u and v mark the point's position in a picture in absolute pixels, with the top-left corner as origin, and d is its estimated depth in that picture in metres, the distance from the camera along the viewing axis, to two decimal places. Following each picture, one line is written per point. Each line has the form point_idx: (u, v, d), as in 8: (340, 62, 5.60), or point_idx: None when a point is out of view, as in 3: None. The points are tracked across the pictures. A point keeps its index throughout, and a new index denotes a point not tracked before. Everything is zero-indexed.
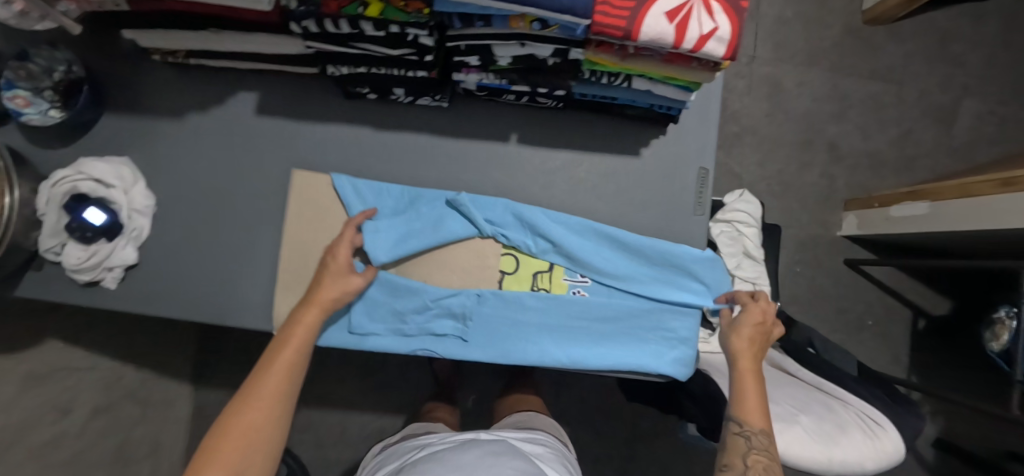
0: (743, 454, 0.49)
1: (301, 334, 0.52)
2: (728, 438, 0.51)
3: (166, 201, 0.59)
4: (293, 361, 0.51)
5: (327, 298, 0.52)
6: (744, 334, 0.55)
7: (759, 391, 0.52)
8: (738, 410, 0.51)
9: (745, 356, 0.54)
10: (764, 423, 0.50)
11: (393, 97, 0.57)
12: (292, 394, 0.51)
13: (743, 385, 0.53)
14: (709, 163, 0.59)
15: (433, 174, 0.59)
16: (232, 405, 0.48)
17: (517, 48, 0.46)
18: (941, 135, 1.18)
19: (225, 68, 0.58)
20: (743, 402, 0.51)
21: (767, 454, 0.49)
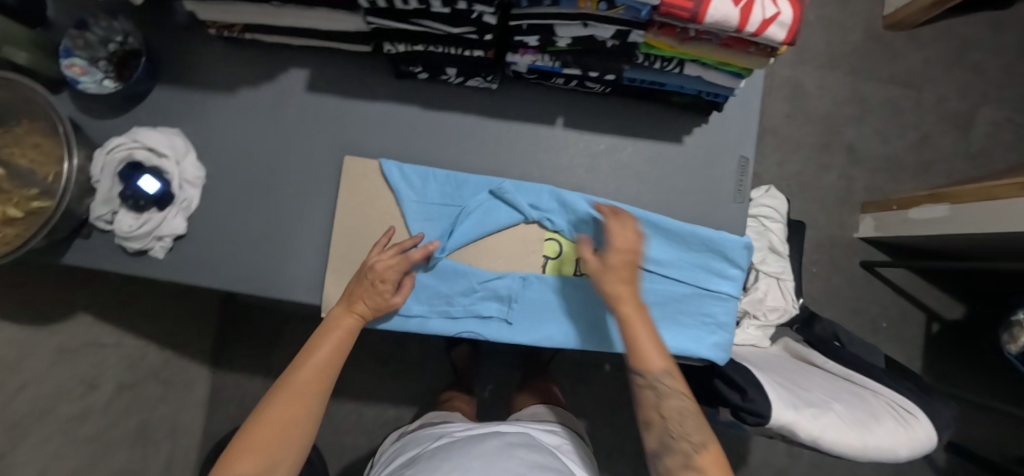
0: (656, 407, 0.52)
1: (337, 335, 0.53)
2: (640, 394, 0.53)
3: (214, 174, 0.60)
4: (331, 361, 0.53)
5: (365, 307, 0.52)
6: (606, 276, 0.51)
7: (645, 329, 0.51)
8: (635, 365, 0.51)
9: (626, 301, 0.51)
10: (665, 364, 0.51)
11: (444, 78, 0.58)
12: (324, 391, 0.52)
13: (630, 335, 0.51)
14: (749, 151, 0.61)
15: (480, 155, 0.60)
16: (269, 396, 0.50)
17: (580, 29, 0.46)
18: (957, 141, 1.21)
19: (279, 44, 0.59)
20: (637, 356, 0.51)
21: (675, 394, 0.51)
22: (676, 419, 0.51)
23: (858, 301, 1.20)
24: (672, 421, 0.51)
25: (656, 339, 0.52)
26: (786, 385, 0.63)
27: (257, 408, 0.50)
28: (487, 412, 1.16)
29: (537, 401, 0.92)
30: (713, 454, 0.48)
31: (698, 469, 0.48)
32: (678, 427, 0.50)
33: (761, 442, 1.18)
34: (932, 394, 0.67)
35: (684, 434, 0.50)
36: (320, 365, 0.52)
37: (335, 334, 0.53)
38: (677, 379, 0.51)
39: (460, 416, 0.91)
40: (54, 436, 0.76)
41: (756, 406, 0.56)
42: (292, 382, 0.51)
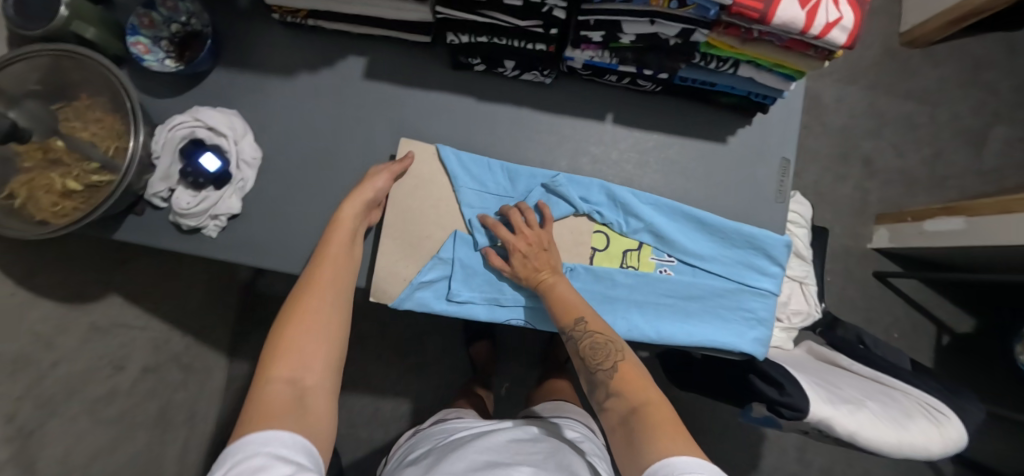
0: (576, 352, 0.52)
1: (339, 234, 0.51)
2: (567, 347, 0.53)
3: (270, 156, 0.61)
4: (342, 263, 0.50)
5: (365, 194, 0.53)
6: (519, 263, 0.54)
7: (562, 289, 0.54)
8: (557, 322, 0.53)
9: (533, 268, 0.54)
10: (579, 311, 0.52)
11: (501, 70, 0.60)
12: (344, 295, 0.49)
13: (550, 295, 0.53)
14: (791, 153, 0.63)
15: (532, 147, 0.62)
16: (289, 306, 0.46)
17: (646, 26, 0.48)
18: (970, 158, 1.25)
19: (340, 31, 0.61)
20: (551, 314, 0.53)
21: (589, 334, 0.51)
22: (589, 354, 0.50)
23: (871, 311, 1.22)
24: (588, 359, 0.50)
25: (574, 293, 0.54)
26: (819, 383, 0.65)
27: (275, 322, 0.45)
28: (503, 409, 1.16)
29: (550, 398, 0.89)
30: (630, 376, 0.48)
31: (617, 396, 0.47)
32: (593, 361, 0.50)
33: (774, 447, 1.19)
34: (959, 395, 0.69)
35: (599, 366, 0.50)
36: (335, 271, 0.49)
37: (339, 232, 0.51)
38: (590, 322, 0.52)
39: (474, 413, 0.89)
40: (81, 416, 0.75)
41: (794, 400, 0.57)
42: (309, 285, 0.48)
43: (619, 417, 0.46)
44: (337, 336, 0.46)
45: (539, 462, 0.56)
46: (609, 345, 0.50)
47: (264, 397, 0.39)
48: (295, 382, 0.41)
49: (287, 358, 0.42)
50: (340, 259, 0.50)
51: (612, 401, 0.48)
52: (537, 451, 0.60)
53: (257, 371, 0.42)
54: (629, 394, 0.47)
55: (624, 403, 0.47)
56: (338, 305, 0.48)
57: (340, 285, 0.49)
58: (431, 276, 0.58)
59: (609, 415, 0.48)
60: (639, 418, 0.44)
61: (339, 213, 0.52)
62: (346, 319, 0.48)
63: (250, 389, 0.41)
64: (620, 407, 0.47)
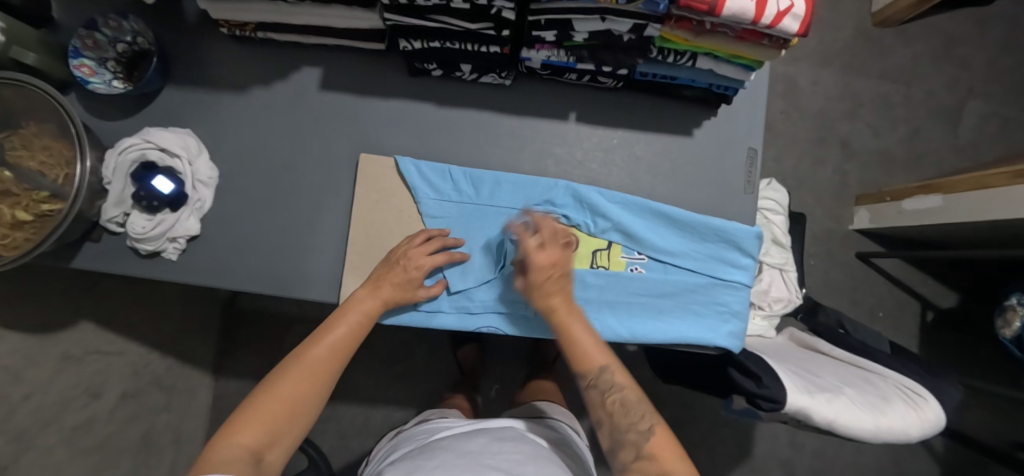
0: (602, 404, 0.49)
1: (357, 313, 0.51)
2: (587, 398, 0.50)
3: (227, 174, 0.60)
4: (347, 345, 0.49)
5: (391, 293, 0.53)
6: (540, 284, 0.52)
7: (576, 330, 0.51)
8: (578, 365, 0.50)
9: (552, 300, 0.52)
10: (601, 359, 0.49)
11: (458, 74, 0.59)
12: (335, 375, 0.47)
13: (565, 334, 0.51)
14: (757, 143, 0.62)
15: (496, 151, 0.61)
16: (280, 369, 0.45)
17: (597, 23, 0.47)
18: (947, 134, 1.25)
19: (292, 42, 0.59)
20: (576, 358, 0.50)
21: (618, 388, 0.48)
22: (620, 409, 0.47)
23: (856, 292, 1.22)
24: (618, 415, 0.47)
25: (591, 335, 0.51)
26: (797, 371, 0.65)
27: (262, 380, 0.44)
28: (494, 411, 1.16)
29: (535, 399, 0.90)
30: (664, 443, 0.45)
31: (648, 457, 0.44)
32: (626, 419, 0.47)
33: (765, 433, 1.20)
34: (936, 375, 0.69)
35: (632, 425, 0.46)
36: (341, 341, 0.48)
37: (353, 317, 0.50)
38: (620, 371, 0.49)
39: (457, 412, 0.89)
40: (59, 447, 0.74)
41: (772, 391, 0.57)
42: (303, 358, 0.46)
43: None
44: (309, 409, 0.44)
45: (517, 468, 0.56)
46: (639, 405, 0.48)
47: (220, 456, 0.37)
48: (256, 454, 0.39)
49: (257, 428, 0.40)
50: (347, 335, 0.49)
51: (641, 464, 0.44)
52: (517, 455, 0.60)
53: (223, 427, 0.40)
54: (665, 459, 0.44)
55: (655, 467, 0.43)
56: (325, 387, 0.46)
57: (335, 366, 0.47)
58: None
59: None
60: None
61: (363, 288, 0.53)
62: (324, 395, 0.46)
63: (207, 445, 0.39)
64: (651, 471, 0.43)
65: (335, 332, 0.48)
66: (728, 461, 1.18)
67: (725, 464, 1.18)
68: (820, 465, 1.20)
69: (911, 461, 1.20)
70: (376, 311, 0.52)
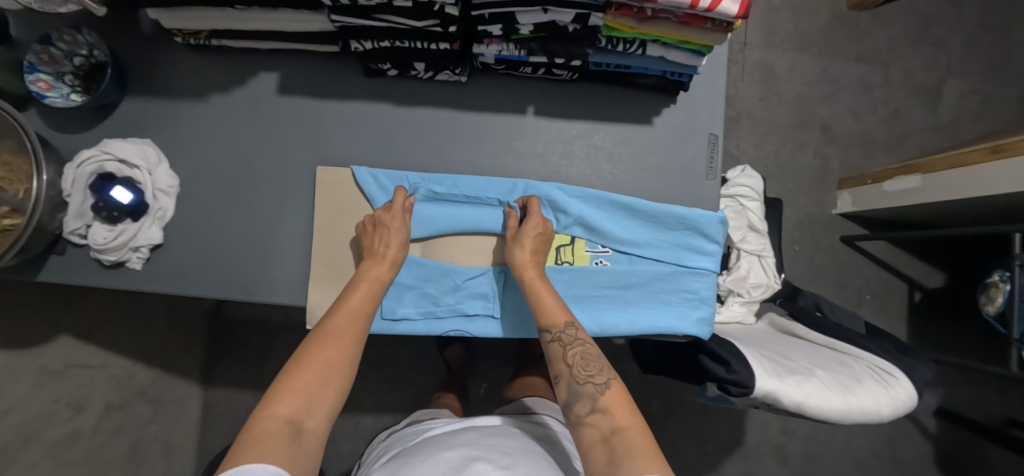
0: (563, 358, 0.52)
1: (367, 288, 0.52)
2: (548, 350, 0.53)
3: (189, 183, 0.60)
4: (365, 311, 0.51)
5: (395, 255, 0.54)
6: (522, 238, 0.55)
7: (543, 290, 0.54)
8: (542, 321, 0.53)
9: (529, 263, 0.55)
10: (565, 317, 0.53)
11: (413, 73, 0.59)
12: (361, 340, 0.49)
13: (534, 294, 0.54)
14: (718, 128, 0.62)
15: (455, 149, 0.61)
16: (308, 343, 0.46)
17: (540, 15, 0.48)
18: (927, 114, 1.25)
19: (246, 49, 0.59)
20: (542, 311, 0.53)
21: (579, 343, 0.52)
22: (580, 362, 0.50)
23: (842, 276, 1.22)
24: (578, 367, 0.50)
25: (555, 297, 0.55)
26: (769, 356, 0.64)
27: (290, 357, 0.45)
28: (484, 409, 1.16)
29: (524, 394, 0.91)
30: (618, 397, 0.48)
31: (602, 411, 0.47)
32: (584, 371, 0.50)
33: (757, 421, 1.20)
34: (911, 353, 0.69)
35: (590, 378, 0.49)
36: (356, 312, 0.50)
37: (364, 286, 0.52)
38: (580, 331, 0.53)
39: (449, 412, 0.90)
40: (44, 461, 0.74)
41: (740, 376, 0.56)
42: (328, 329, 0.48)
43: (602, 433, 0.45)
44: (339, 379, 0.45)
45: (504, 458, 0.55)
46: (599, 361, 0.51)
47: (261, 430, 0.39)
48: (295, 423, 0.41)
49: (293, 398, 0.42)
50: (360, 307, 0.51)
51: (596, 416, 0.47)
52: (505, 447, 0.59)
53: (260, 404, 0.42)
54: (615, 413, 0.46)
55: (608, 420, 0.46)
56: (356, 350, 0.48)
57: (360, 330, 0.49)
58: None
59: (588, 430, 0.47)
60: (621, 438, 0.44)
61: (380, 248, 0.53)
62: (351, 365, 0.47)
63: (248, 422, 0.40)
64: (604, 424, 0.46)
65: (351, 300, 0.51)
66: (720, 450, 1.18)
67: (717, 453, 1.18)
68: (813, 450, 1.20)
69: (906, 443, 1.20)
70: (386, 279, 0.53)
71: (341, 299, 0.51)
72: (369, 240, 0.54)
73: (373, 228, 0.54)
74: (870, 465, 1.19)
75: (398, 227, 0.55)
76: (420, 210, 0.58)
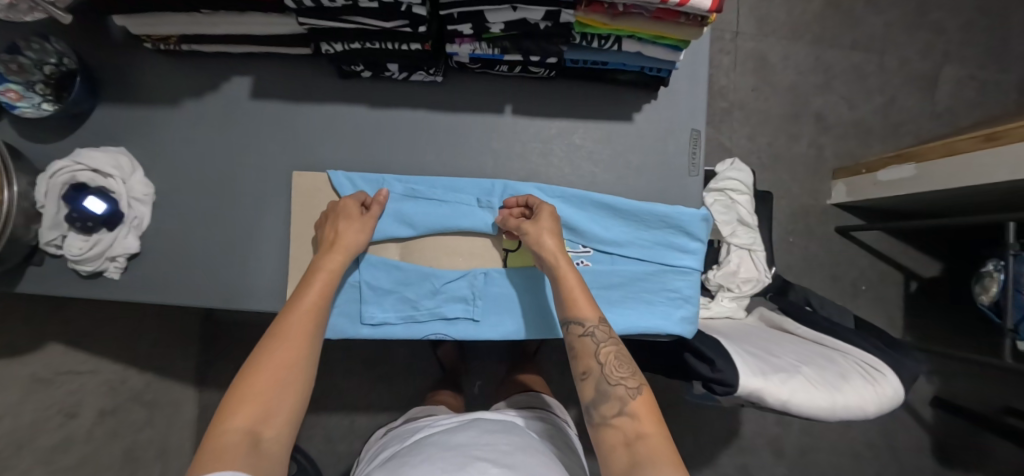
0: (594, 354, 0.49)
1: (320, 282, 0.50)
2: (577, 343, 0.50)
3: (165, 190, 0.59)
4: (321, 305, 0.50)
5: (349, 243, 0.52)
6: (547, 229, 0.52)
7: (574, 283, 0.51)
8: (572, 314, 0.50)
9: (559, 254, 0.52)
10: (596, 313, 0.51)
11: (387, 74, 0.58)
12: (318, 336, 0.49)
13: (565, 286, 0.51)
14: (700, 124, 0.61)
15: (432, 151, 0.60)
16: (262, 345, 0.45)
17: (510, 13, 0.47)
18: (923, 101, 1.23)
19: (217, 53, 0.58)
20: (572, 304, 0.50)
21: (612, 341, 0.50)
22: (613, 362, 0.48)
23: (837, 267, 1.21)
24: (610, 367, 0.48)
25: (585, 289, 0.52)
26: (755, 353, 0.64)
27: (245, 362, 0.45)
28: (478, 406, 1.17)
29: (520, 390, 0.91)
30: (647, 402, 0.46)
31: (630, 415, 0.46)
32: (616, 372, 0.48)
33: (752, 414, 1.19)
34: (899, 349, 0.69)
35: (621, 380, 0.47)
36: (310, 306, 0.49)
37: (319, 278, 0.51)
38: (610, 329, 0.51)
39: (444, 409, 0.90)
40: (37, 467, 0.75)
41: (723, 375, 0.56)
42: (284, 329, 0.46)
43: (625, 437, 0.44)
44: (298, 382, 0.45)
45: (504, 457, 0.54)
46: (630, 364, 0.49)
47: (218, 443, 0.39)
48: (256, 430, 0.41)
49: (252, 406, 0.42)
50: (316, 302, 0.49)
51: (622, 419, 0.46)
52: (504, 445, 0.58)
53: (217, 415, 0.41)
54: (642, 418, 0.45)
55: (635, 425, 0.45)
56: (314, 348, 0.48)
57: (317, 327, 0.48)
58: (342, 301, 0.57)
59: (612, 432, 0.45)
60: (647, 445, 0.43)
61: (336, 239, 0.52)
62: (309, 364, 0.47)
63: (206, 435, 0.40)
64: (629, 428, 0.45)
65: (307, 296, 0.49)
66: (715, 443, 1.18)
67: (712, 447, 1.18)
68: (809, 442, 1.19)
69: (902, 433, 1.19)
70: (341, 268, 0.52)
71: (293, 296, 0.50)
72: (328, 231, 0.53)
73: (333, 218, 0.54)
74: (865, 455, 1.19)
75: (359, 219, 0.54)
76: (398, 214, 0.58)
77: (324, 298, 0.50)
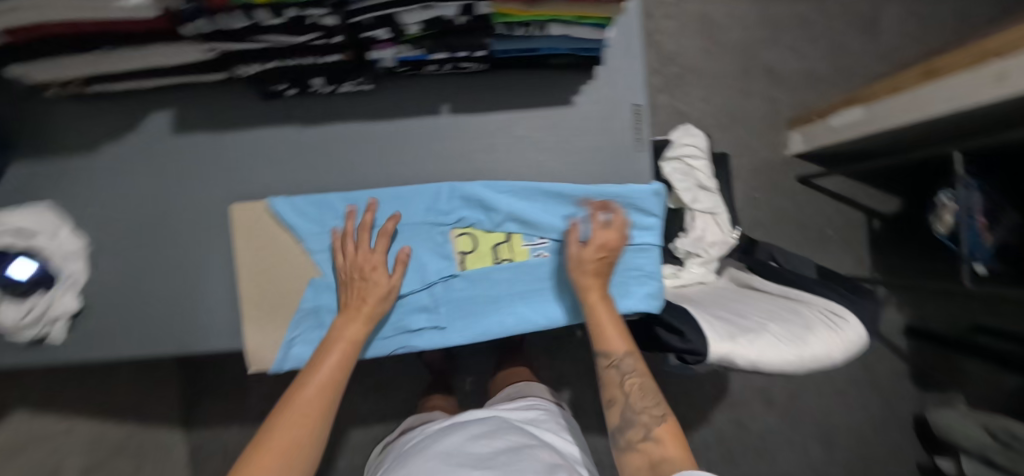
0: (620, 384, 0.55)
1: (336, 358, 0.51)
2: (603, 375, 0.56)
3: (98, 240, 0.57)
4: (337, 379, 0.50)
5: (373, 308, 0.53)
6: (586, 260, 0.55)
7: (604, 313, 0.54)
8: (601, 346, 0.54)
9: (592, 288, 0.55)
10: (627, 345, 0.55)
11: (313, 89, 0.55)
12: (329, 415, 0.49)
13: (596, 314, 0.54)
14: (641, 98, 0.60)
15: (375, 163, 0.58)
16: (274, 417, 0.46)
17: (421, 12, 0.44)
18: (867, 43, 1.25)
19: (130, 89, 0.55)
20: (604, 336, 0.54)
21: (637, 374, 0.55)
22: (638, 393, 0.54)
23: (803, 215, 1.23)
24: (635, 396, 0.54)
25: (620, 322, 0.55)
26: (723, 316, 0.65)
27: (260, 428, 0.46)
28: (473, 402, 1.17)
29: (510, 383, 0.90)
30: (671, 428, 0.52)
31: (655, 440, 0.50)
32: (641, 401, 0.53)
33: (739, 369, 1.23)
34: (858, 293, 0.71)
35: (646, 408, 0.53)
36: (325, 377, 0.49)
37: (338, 348, 0.51)
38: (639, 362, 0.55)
39: (440, 413, 0.90)
40: None
41: (694, 345, 0.57)
42: (296, 400, 0.47)
43: (649, 459, 0.49)
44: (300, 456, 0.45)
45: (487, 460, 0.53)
46: (654, 392, 0.54)
47: None
48: None
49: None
50: (332, 376, 0.50)
51: (647, 443, 0.51)
52: (489, 444, 0.57)
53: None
54: (665, 441, 0.50)
55: (659, 449, 0.50)
56: (323, 428, 0.47)
57: (329, 400, 0.49)
58: (299, 331, 0.56)
59: (635, 456, 0.51)
60: (671, 466, 0.48)
61: (365, 307, 0.53)
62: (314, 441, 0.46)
63: None
64: (653, 451, 0.50)
65: (323, 368, 0.50)
66: (707, 402, 1.21)
67: (705, 405, 1.21)
68: (795, 387, 1.24)
69: (881, 365, 1.24)
70: (360, 339, 0.53)
71: (310, 363, 0.51)
72: (350, 297, 0.53)
73: (358, 281, 0.53)
74: (849, 391, 1.24)
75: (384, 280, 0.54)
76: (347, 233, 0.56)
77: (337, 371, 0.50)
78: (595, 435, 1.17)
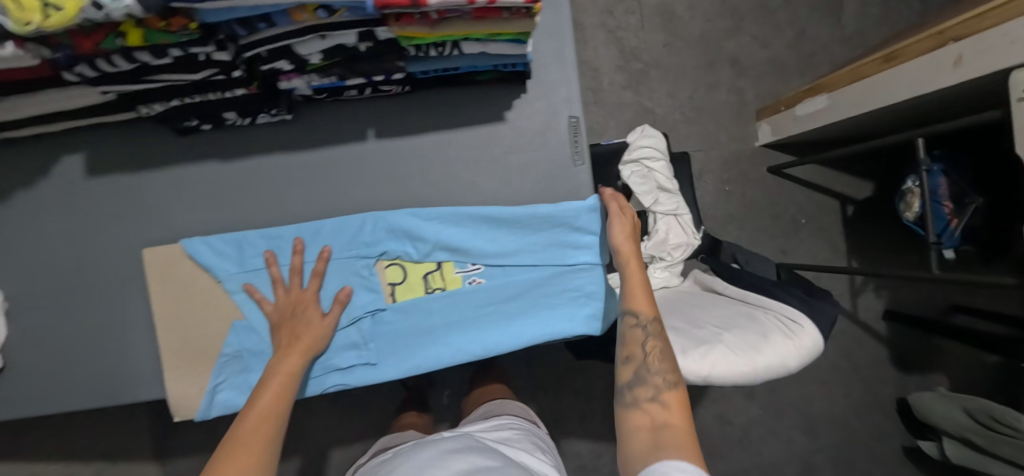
0: (641, 342, 0.48)
1: (276, 384, 0.48)
2: (625, 330, 0.50)
3: (19, 294, 0.55)
4: (278, 409, 0.46)
5: (308, 345, 0.52)
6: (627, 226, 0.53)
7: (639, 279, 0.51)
8: (630, 303, 0.50)
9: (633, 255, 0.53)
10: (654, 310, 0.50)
11: (228, 123, 0.53)
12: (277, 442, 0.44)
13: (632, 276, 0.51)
14: (577, 110, 0.58)
15: (301, 194, 0.56)
16: (222, 450, 0.41)
17: (319, 41, 0.42)
18: (832, 27, 1.22)
19: (38, 135, 0.53)
20: (633, 294, 0.50)
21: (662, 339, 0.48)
22: (659, 354, 0.47)
23: (777, 206, 1.21)
24: (654, 357, 0.47)
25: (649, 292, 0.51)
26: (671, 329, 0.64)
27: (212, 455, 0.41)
28: (451, 415, 1.16)
29: (488, 400, 0.88)
30: (682, 396, 0.45)
31: (663, 404, 0.44)
32: (658, 362, 0.47)
33: None
34: (816, 295, 0.69)
35: (660, 371, 0.46)
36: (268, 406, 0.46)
37: (275, 380, 0.48)
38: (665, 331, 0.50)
39: (416, 433, 0.87)
40: None
41: None
42: (237, 432, 0.43)
43: (653, 420, 0.43)
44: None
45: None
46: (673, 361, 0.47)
47: None
48: None
49: None
50: (269, 409, 0.45)
51: (654, 405, 0.44)
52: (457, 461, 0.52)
53: None
54: (674, 409, 0.44)
55: (664, 414, 0.43)
56: (270, 456, 0.42)
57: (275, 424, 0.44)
58: (224, 377, 0.55)
59: (637, 414, 0.44)
60: (672, 434, 0.41)
61: (301, 336, 0.52)
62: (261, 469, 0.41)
63: None
64: (657, 414, 0.44)
65: (262, 398, 0.46)
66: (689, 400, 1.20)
67: None
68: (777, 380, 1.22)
69: (863, 352, 1.23)
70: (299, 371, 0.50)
71: (253, 393, 0.47)
72: (282, 336, 0.52)
73: (291, 322, 0.53)
74: (831, 380, 1.23)
75: (319, 321, 0.54)
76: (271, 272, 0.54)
77: (280, 398, 0.47)
78: (577, 440, 1.16)
